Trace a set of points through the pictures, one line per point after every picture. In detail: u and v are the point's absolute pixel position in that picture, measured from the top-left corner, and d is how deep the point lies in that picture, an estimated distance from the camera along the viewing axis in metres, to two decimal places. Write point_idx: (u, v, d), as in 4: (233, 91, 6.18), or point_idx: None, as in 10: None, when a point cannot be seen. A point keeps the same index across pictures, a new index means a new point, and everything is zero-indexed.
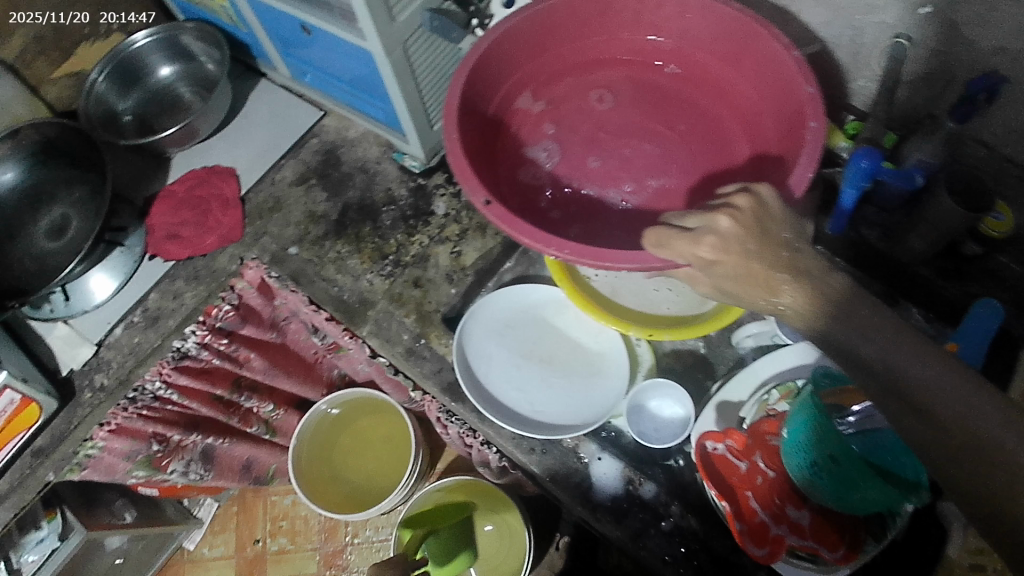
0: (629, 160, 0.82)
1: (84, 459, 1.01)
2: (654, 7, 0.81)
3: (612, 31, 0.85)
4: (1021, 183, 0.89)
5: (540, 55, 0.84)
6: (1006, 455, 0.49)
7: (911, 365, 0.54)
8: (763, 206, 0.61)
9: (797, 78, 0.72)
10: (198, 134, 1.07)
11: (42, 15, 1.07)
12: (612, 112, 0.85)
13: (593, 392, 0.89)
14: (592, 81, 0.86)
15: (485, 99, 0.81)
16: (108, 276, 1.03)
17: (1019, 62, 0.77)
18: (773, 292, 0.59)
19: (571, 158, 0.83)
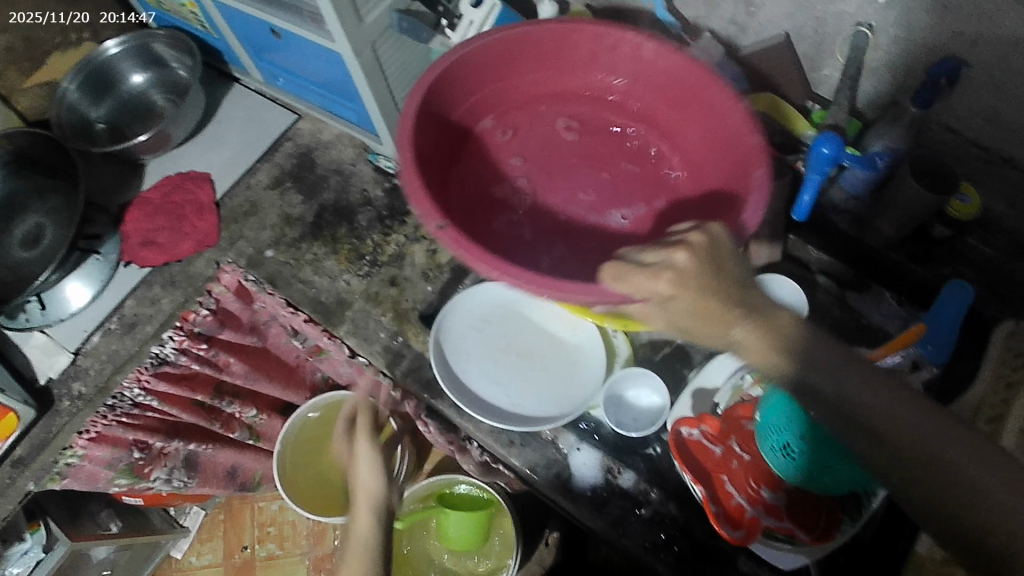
0: (577, 199, 0.80)
1: (65, 468, 1.01)
2: (611, 48, 0.77)
3: (566, 68, 0.81)
4: (985, 166, 0.90)
5: (494, 86, 0.81)
6: (960, 470, 0.52)
7: (864, 393, 0.57)
8: (717, 245, 0.60)
9: (744, 129, 0.71)
10: (171, 140, 1.07)
11: (43, 15, 1.10)
12: (564, 148, 0.82)
13: (571, 386, 0.90)
14: (546, 115, 0.83)
15: (438, 129, 0.77)
16: (84, 284, 1.03)
17: (977, 46, 0.78)
18: (726, 325, 0.60)
19: (516, 194, 0.80)
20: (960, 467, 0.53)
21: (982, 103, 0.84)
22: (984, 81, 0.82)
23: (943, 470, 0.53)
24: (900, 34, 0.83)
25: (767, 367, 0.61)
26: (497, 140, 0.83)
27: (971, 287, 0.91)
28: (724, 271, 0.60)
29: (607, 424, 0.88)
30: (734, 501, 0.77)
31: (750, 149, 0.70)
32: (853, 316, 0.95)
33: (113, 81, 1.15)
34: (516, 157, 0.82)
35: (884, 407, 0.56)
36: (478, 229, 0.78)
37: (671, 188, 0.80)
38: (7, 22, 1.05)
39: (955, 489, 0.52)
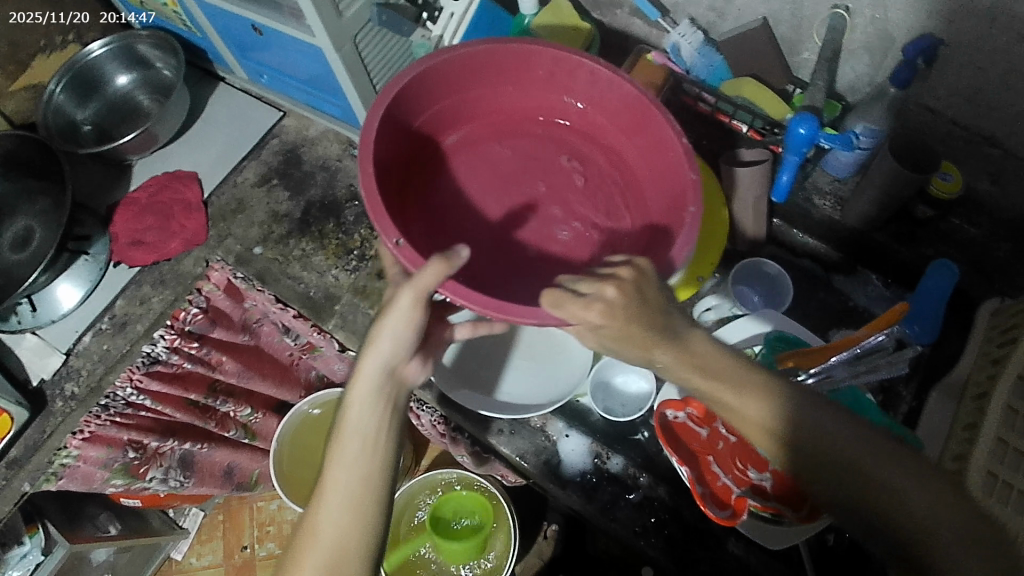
0: (524, 221, 0.77)
1: (60, 469, 0.98)
2: (568, 70, 0.75)
3: (522, 86, 0.78)
4: (965, 144, 0.90)
5: (449, 98, 0.77)
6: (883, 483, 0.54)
7: (784, 409, 0.58)
8: (644, 276, 0.59)
9: (682, 163, 0.70)
10: (158, 140, 1.09)
11: (42, 15, 1.12)
12: (513, 164, 0.79)
13: (560, 375, 0.89)
14: (497, 132, 0.81)
15: (392, 140, 0.73)
16: (74, 285, 1.04)
17: (953, 24, 0.78)
18: (649, 353, 0.59)
19: (466, 208, 0.77)
20: (912, 503, 0.52)
21: (959, 81, 0.84)
22: (960, 59, 0.82)
23: (894, 504, 0.53)
24: (877, 14, 0.83)
25: (696, 386, 0.60)
26: (447, 153, 0.80)
27: (954, 266, 0.93)
28: (657, 301, 0.59)
29: (594, 409, 0.89)
30: (720, 482, 0.77)
31: (687, 184, 0.69)
32: (840, 298, 1.00)
33: (98, 83, 1.16)
34: (463, 173, 0.79)
35: (833, 442, 0.56)
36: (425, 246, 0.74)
37: (615, 213, 0.78)
38: (8, 22, 1.08)
39: (911, 526, 0.52)
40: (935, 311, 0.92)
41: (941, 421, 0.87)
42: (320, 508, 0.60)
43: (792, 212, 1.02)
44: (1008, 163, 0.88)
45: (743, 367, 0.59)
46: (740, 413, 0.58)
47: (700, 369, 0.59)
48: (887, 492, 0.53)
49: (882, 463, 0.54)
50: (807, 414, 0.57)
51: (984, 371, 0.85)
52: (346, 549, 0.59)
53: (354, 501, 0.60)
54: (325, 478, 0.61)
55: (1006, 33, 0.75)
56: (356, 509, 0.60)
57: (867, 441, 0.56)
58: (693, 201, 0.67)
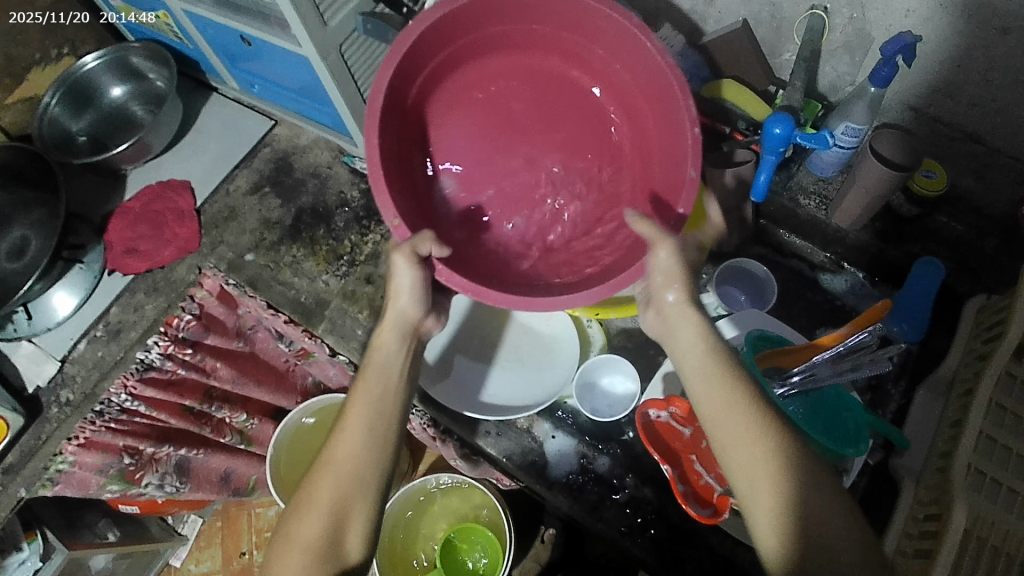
0: (522, 184, 0.78)
1: (56, 475, 0.99)
2: (593, 18, 0.68)
3: (548, 27, 0.72)
4: (948, 141, 0.91)
5: (470, 37, 0.72)
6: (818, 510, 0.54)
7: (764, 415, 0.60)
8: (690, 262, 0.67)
9: (688, 156, 0.66)
10: (151, 149, 1.11)
11: (42, 15, 1.14)
12: (523, 110, 0.78)
13: (545, 375, 0.91)
14: (516, 77, 0.77)
15: (403, 91, 0.71)
16: (68, 293, 1.06)
17: (929, 22, 0.79)
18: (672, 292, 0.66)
19: (472, 155, 0.78)
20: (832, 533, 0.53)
21: (939, 78, 0.85)
22: (939, 57, 0.82)
23: (813, 538, 0.53)
24: (854, 14, 0.84)
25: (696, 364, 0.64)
26: (460, 95, 0.77)
27: (940, 264, 0.92)
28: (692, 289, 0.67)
29: (580, 412, 0.90)
30: (704, 480, 0.78)
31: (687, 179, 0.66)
32: (827, 299, 1.01)
33: (93, 95, 1.19)
34: (471, 122, 0.78)
35: (789, 461, 0.57)
36: (424, 203, 0.76)
37: (622, 182, 0.76)
38: (8, 22, 1.10)
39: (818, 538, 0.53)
40: (923, 309, 0.92)
41: (927, 418, 0.87)
42: (338, 436, 0.65)
43: (778, 212, 1.02)
44: (991, 160, 0.89)
45: (737, 370, 0.63)
46: (714, 399, 0.61)
47: (700, 351, 0.64)
48: (813, 533, 0.53)
49: (823, 504, 0.55)
50: (773, 432, 0.58)
51: (969, 367, 0.85)
52: (358, 474, 0.64)
53: (369, 429, 0.65)
54: (346, 410, 0.67)
55: (984, 28, 0.76)
56: (370, 436, 0.65)
57: (819, 474, 0.56)
58: (684, 205, 0.66)
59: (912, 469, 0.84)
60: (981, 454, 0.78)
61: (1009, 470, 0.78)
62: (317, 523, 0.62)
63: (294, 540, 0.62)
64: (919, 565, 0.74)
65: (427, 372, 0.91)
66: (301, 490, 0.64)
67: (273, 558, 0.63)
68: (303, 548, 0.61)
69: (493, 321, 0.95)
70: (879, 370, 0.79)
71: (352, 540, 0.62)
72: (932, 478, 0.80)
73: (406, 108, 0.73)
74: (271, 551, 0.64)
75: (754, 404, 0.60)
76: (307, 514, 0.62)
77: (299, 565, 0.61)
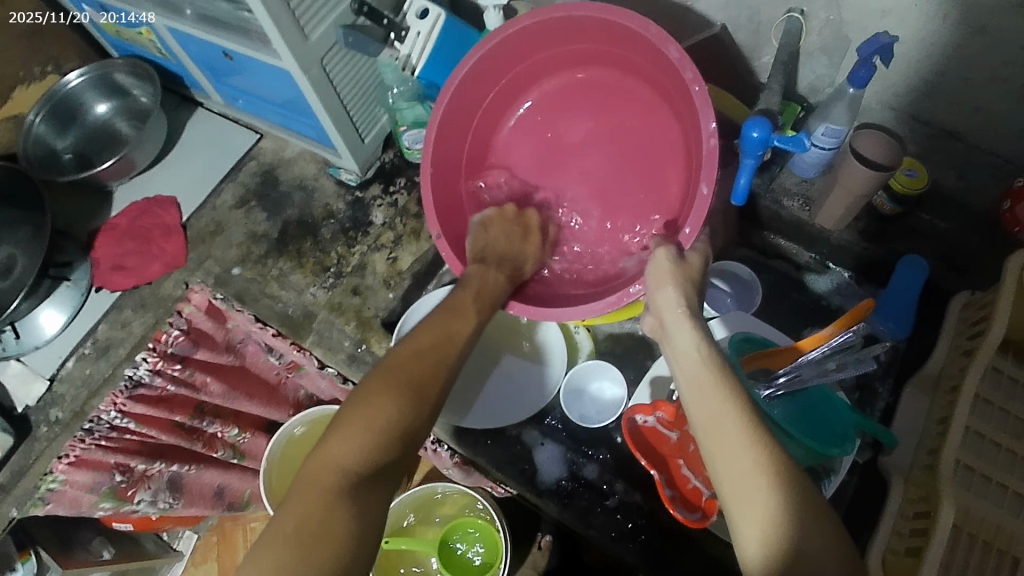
0: (577, 191, 0.89)
1: (46, 494, 1.00)
2: (615, 27, 0.76)
3: (588, 43, 0.82)
4: (930, 139, 0.91)
5: (524, 66, 0.86)
6: (797, 525, 0.54)
7: (761, 423, 0.60)
8: (687, 265, 0.71)
9: (707, 167, 0.70)
10: (136, 165, 1.13)
11: (43, 15, 1.18)
12: (584, 122, 0.88)
13: (532, 382, 0.94)
14: (578, 90, 0.88)
15: (467, 118, 0.87)
16: (57, 311, 1.06)
17: (906, 22, 0.80)
18: (665, 293, 0.69)
19: (541, 167, 0.91)
20: (812, 543, 0.53)
21: (916, 78, 0.85)
22: (916, 57, 0.83)
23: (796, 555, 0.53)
24: (831, 16, 0.84)
25: (690, 367, 0.65)
26: (531, 117, 0.91)
27: (925, 262, 0.93)
28: (690, 296, 0.69)
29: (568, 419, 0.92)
30: (691, 484, 0.79)
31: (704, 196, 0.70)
32: (813, 298, 1.02)
33: (78, 113, 1.20)
34: (538, 138, 0.91)
35: (782, 472, 0.57)
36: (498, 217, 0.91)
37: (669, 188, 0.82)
38: (8, 22, 1.13)
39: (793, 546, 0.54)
40: (907, 307, 0.92)
41: (915, 416, 0.87)
42: (435, 350, 0.70)
43: (762, 213, 1.02)
44: (973, 157, 0.89)
45: (732, 377, 0.63)
46: (706, 404, 0.62)
47: (695, 354, 0.65)
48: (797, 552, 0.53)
49: (807, 521, 0.54)
50: (763, 443, 0.58)
51: (955, 363, 0.85)
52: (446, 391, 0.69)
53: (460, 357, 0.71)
54: (448, 320, 0.73)
55: (959, 27, 0.77)
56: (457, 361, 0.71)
57: (808, 492, 0.56)
58: (692, 223, 0.71)
59: (900, 468, 0.84)
60: (969, 450, 0.78)
61: (997, 465, 0.78)
62: (403, 416, 0.65)
63: (375, 420, 0.64)
64: (910, 564, 0.74)
65: (451, 406, 0.93)
66: (385, 368, 0.69)
67: (339, 428, 0.64)
68: (384, 433, 0.64)
69: (516, 353, 0.97)
70: (864, 370, 0.79)
71: (421, 433, 0.67)
72: (920, 475, 0.80)
73: (475, 132, 0.89)
74: (336, 420, 0.65)
75: (746, 414, 0.60)
76: (413, 388, 0.67)
77: (375, 442, 0.63)
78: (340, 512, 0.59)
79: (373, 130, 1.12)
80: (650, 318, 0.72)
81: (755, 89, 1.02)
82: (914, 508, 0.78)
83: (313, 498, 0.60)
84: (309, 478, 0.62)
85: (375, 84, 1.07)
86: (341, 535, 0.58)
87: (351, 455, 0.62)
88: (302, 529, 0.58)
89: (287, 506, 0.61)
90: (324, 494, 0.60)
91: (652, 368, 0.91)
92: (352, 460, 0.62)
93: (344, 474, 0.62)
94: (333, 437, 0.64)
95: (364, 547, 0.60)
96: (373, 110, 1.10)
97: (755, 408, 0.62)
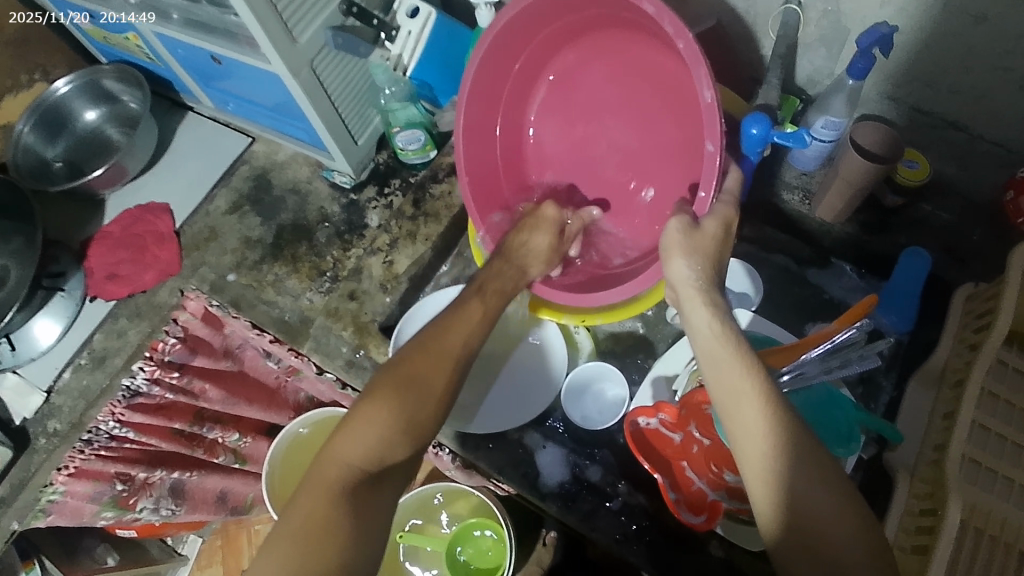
0: (611, 162, 0.87)
1: (48, 505, 1.00)
2: None
3: (587, 12, 0.79)
4: (933, 131, 0.90)
5: (536, 43, 0.85)
6: (803, 501, 0.55)
7: (781, 399, 0.59)
8: (694, 229, 0.69)
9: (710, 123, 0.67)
10: (127, 172, 1.12)
11: (43, 15, 1.18)
12: (601, 90, 0.85)
13: (538, 383, 0.94)
14: (590, 60, 0.85)
15: (488, 114, 0.87)
16: (51, 321, 1.05)
17: (904, 12, 0.78)
18: (682, 262, 0.68)
19: (569, 142, 0.90)
20: (823, 517, 0.54)
21: (915, 68, 0.84)
22: (915, 46, 0.81)
23: (813, 534, 0.54)
24: (829, 7, 0.83)
25: (710, 341, 0.64)
26: (551, 96, 0.89)
27: (928, 254, 0.91)
28: (704, 267, 0.68)
29: (570, 420, 0.91)
30: (695, 486, 0.78)
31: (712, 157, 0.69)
32: (815, 292, 0.98)
33: (67, 120, 1.19)
34: (561, 114, 0.89)
35: (796, 448, 0.56)
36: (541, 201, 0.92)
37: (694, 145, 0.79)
38: (8, 22, 1.13)
39: (804, 520, 0.54)
40: (910, 300, 0.91)
41: (920, 411, 0.86)
42: (441, 346, 0.68)
43: (762, 207, 1.02)
44: (974, 146, 0.88)
45: (749, 354, 0.62)
46: (727, 382, 0.61)
47: (710, 331, 0.64)
48: (817, 534, 0.54)
49: (829, 506, 0.54)
50: (782, 425, 0.57)
51: (961, 357, 0.84)
52: (454, 384, 0.67)
53: (467, 351, 0.69)
54: (455, 314, 0.71)
55: (958, 16, 0.75)
56: (464, 357, 0.69)
57: (824, 467, 0.55)
58: (705, 187, 0.69)
59: (905, 463, 0.83)
60: (975, 445, 0.77)
61: (1004, 459, 0.77)
62: (405, 419, 0.63)
63: (384, 413, 0.63)
64: (917, 561, 0.73)
65: (459, 414, 0.93)
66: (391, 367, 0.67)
67: (343, 432, 0.63)
68: (390, 432, 0.63)
69: (513, 360, 0.96)
70: (869, 367, 0.76)
71: (428, 433, 0.65)
72: (926, 472, 0.79)
73: (503, 121, 0.90)
74: (344, 418, 0.64)
75: (765, 394, 0.59)
76: (417, 390, 0.65)
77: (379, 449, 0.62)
78: (341, 514, 0.58)
79: (366, 132, 1.11)
80: (670, 291, 0.72)
81: (752, 82, 1.01)
82: (921, 505, 0.77)
83: (314, 505, 0.58)
84: (317, 472, 0.61)
85: (367, 86, 1.06)
86: (343, 537, 0.57)
87: (358, 450, 0.62)
88: (308, 526, 0.57)
89: (291, 510, 0.60)
90: (327, 494, 0.59)
91: (653, 368, 0.90)
92: (362, 455, 0.62)
93: (352, 469, 0.61)
94: (336, 439, 0.63)
95: (366, 553, 0.58)
96: (365, 112, 1.09)
97: (774, 385, 0.61)
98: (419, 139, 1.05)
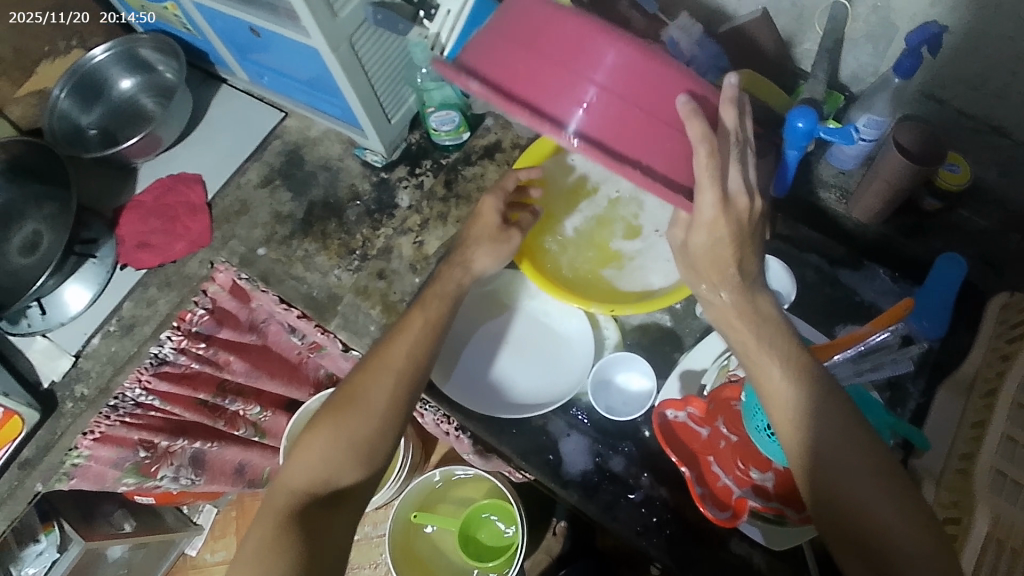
0: None
1: (72, 468, 1.02)
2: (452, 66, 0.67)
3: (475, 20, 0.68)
4: (976, 135, 0.89)
5: None
6: (845, 489, 0.60)
7: (815, 392, 0.63)
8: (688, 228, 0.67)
9: None
10: (162, 142, 1.12)
11: (42, 15, 1.15)
12: None
13: (560, 371, 0.94)
14: None
15: None
16: (82, 287, 1.06)
17: (954, 12, 0.77)
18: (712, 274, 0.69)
19: None
20: (867, 502, 0.59)
21: (965, 70, 0.82)
22: (965, 49, 0.80)
23: (860, 516, 0.59)
24: (879, 3, 0.82)
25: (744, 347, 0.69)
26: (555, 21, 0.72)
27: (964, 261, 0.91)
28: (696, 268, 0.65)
29: (595, 411, 0.91)
30: (721, 482, 0.78)
31: None
32: (846, 293, 0.96)
33: (102, 87, 1.19)
34: None
35: (836, 437, 0.61)
36: None
37: None
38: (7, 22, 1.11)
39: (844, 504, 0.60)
40: (943, 306, 0.90)
41: (947, 417, 0.86)
42: (382, 361, 0.78)
43: (798, 208, 1.02)
44: (1018, 153, 0.86)
45: (786, 353, 0.66)
46: (764, 383, 0.65)
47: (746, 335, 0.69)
48: (863, 517, 0.59)
49: (870, 489, 0.59)
50: (819, 418, 0.62)
51: (993, 366, 0.84)
52: (395, 394, 0.76)
53: (412, 362, 0.79)
54: (399, 328, 0.81)
55: (1012, 20, 0.73)
56: (408, 366, 0.78)
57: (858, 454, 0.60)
58: None
59: (931, 470, 0.82)
60: None
61: None
62: (350, 433, 0.74)
63: (319, 442, 0.73)
64: None
65: (472, 389, 0.94)
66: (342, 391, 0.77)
67: (293, 458, 0.74)
68: (336, 447, 0.73)
69: (530, 342, 0.96)
70: (900, 371, 0.77)
71: (379, 445, 0.75)
72: (953, 479, 0.79)
73: None
74: (297, 444, 0.75)
75: (799, 389, 0.63)
76: (361, 403, 0.75)
77: (324, 466, 0.73)
78: (294, 529, 0.68)
79: (398, 111, 1.10)
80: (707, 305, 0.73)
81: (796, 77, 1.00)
82: (946, 512, 0.77)
83: (270, 523, 0.69)
84: (269, 504, 0.72)
85: (403, 63, 1.05)
86: (294, 546, 0.66)
87: (304, 475, 0.72)
88: (264, 540, 0.67)
89: (249, 534, 0.70)
90: (279, 514, 0.70)
91: (683, 361, 0.90)
92: (307, 481, 0.72)
93: (298, 493, 0.72)
94: (290, 466, 0.74)
95: (319, 556, 0.67)
96: (401, 91, 1.09)
97: (811, 376, 0.64)
98: (453, 120, 1.05)
